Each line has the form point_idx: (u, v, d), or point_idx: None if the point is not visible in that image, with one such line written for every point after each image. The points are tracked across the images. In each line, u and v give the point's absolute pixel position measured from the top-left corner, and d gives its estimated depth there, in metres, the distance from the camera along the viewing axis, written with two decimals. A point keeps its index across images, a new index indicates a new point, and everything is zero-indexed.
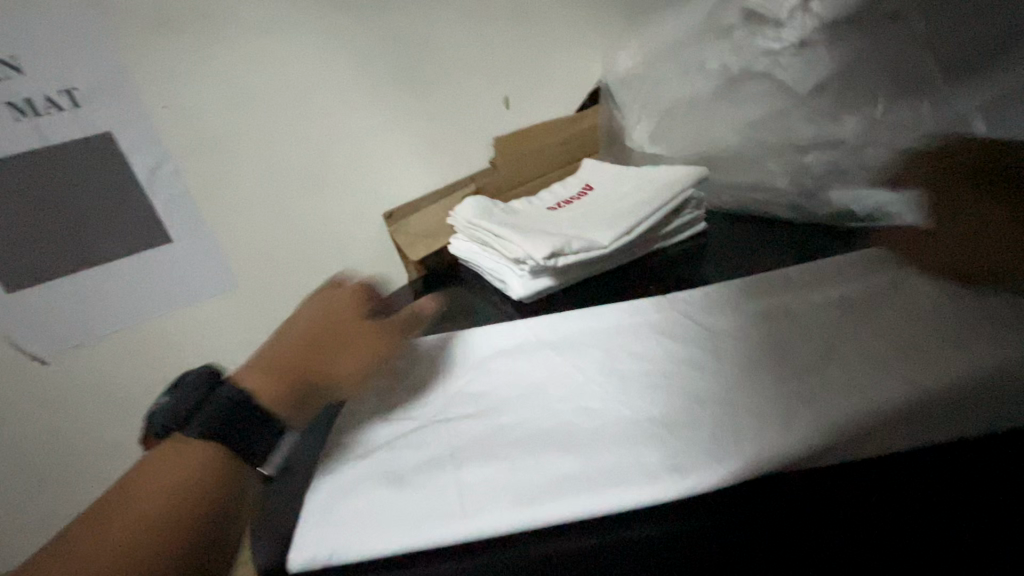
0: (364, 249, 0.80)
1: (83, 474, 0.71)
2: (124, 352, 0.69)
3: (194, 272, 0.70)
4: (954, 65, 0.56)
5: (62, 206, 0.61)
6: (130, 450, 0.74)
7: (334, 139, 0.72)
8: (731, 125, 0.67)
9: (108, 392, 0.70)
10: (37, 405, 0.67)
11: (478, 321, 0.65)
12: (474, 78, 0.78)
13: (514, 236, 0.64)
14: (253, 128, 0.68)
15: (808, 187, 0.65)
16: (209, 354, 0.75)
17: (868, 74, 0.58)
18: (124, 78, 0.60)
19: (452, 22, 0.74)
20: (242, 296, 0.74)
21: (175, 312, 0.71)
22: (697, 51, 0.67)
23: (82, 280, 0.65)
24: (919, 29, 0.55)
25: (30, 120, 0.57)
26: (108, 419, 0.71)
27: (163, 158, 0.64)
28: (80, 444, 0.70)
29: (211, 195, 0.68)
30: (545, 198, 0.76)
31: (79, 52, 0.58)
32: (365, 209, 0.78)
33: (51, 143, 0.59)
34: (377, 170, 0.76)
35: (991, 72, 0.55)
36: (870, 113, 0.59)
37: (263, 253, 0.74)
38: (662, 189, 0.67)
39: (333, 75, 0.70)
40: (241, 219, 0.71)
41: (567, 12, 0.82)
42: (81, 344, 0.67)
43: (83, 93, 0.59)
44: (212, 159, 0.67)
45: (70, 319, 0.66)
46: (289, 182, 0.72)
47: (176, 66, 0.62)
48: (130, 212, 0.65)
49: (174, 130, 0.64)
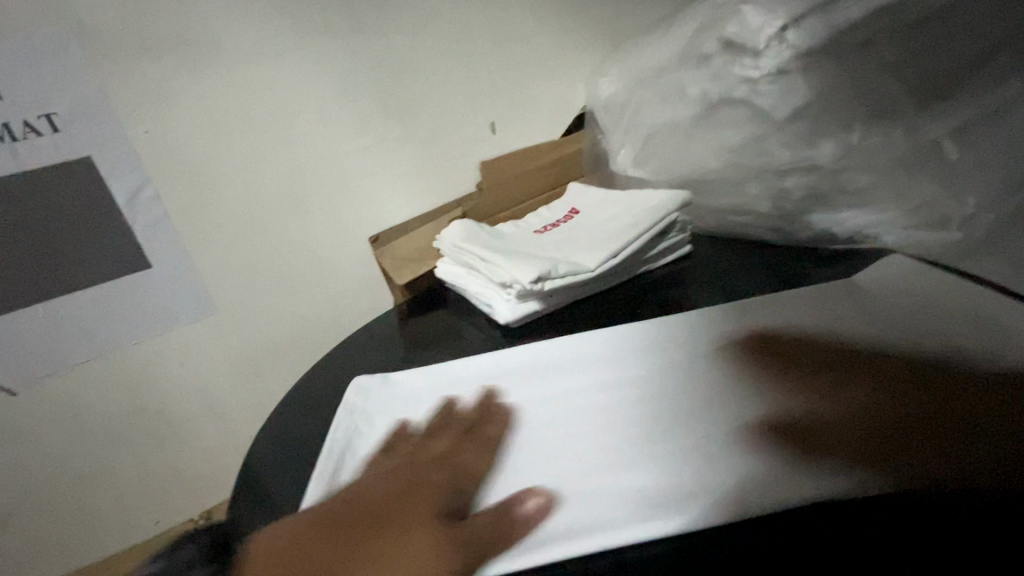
0: (349, 273, 0.79)
1: (54, 506, 0.69)
2: (100, 379, 0.68)
3: (174, 298, 0.69)
4: (923, 92, 0.59)
5: (38, 232, 0.60)
6: (104, 481, 0.72)
7: (319, 162, 0.72)
8: (712, 150, 0.68)
9: (81, 421, 0.68)
10: (7, 436, 0.65)
11: (464, 345, 0.64)
12: (459, 104, 0.79)
13: (500, 260, 0.64)
14: (236, 153, 0.67)
15: (790, 210, 0.66)
16: (187, 382, 0.73)
17: (843, 99, 0.60)
18: (104, 103, 0.60)
19: (436, 48, 0.75)
20: (224, 323, 0.73)
21: (153, 339, 0.69)
22: (677, 78, 0.69)
23: (57, 306, 0.63)
24: (889, 58, 0.58)
25: (7, 145, 0.57)
26: (81, 449, 0.69)
27: (143, 183, 0.64)
28: (51, 475, 0.68)
29: (191, 219, 0.67)
30: (532, 221, 0.76)
31: (58, 78, 0.57)
32: (350, 233, 0.77)
33: (27, 168, 0.58)
34: (363, 194, 0.76)
35: (953, 101, 0.60)
36: (847, 138, 0.61)
37: (245, 278, 0.72)
38: (647, 213, 0.68)
39: (318, 100, 0.70)
40: (223, 243, 0.70)
41: (551, 40, 0.84)
42: (55, 371, 0.65)
43: (62, 118, 0.58)
44: (192, 184, 0.66)
45: (44, 347, 0.64)
46: (273, 207, 0.71)
47: (158, 91, 0.62)
48: (109, 237, 0.64)
49: (155, 155, 0.63)
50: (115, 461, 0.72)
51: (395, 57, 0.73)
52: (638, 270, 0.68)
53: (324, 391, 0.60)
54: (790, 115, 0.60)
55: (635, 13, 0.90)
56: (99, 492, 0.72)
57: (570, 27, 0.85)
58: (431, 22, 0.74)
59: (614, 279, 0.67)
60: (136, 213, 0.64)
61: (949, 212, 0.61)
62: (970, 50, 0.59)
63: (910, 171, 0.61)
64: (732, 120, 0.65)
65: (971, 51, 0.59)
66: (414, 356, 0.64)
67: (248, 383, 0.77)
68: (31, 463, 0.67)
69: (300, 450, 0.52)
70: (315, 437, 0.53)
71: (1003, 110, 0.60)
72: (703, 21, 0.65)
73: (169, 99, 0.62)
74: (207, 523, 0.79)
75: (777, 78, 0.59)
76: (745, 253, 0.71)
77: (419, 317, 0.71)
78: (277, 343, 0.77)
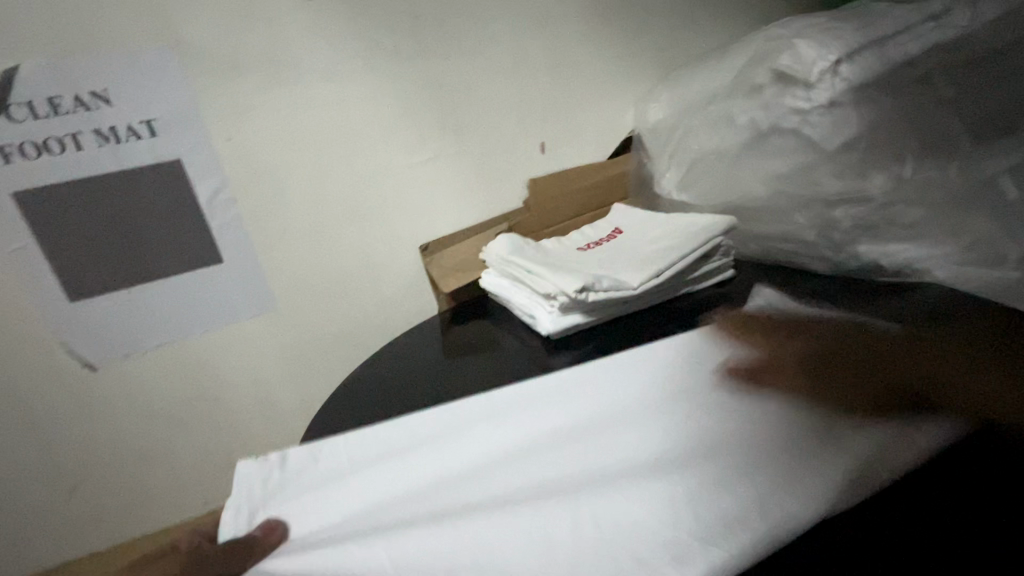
0: (398, 279, 0.83)
1: (119, 477, 0.77)
2: (165, 363, 0.74)
3: (239, 292, 0.74)
4: (964, 135, 0.63)
5: (128, 225, 0.67)
6: (161, 459, 0.78)
7: (379, 173, 0.77)
8: (759, 177, 0.69)
9: (145, 401, 0.74)
10: (86, 407, 0.72)
11: (506, 353, 0.67)
12: (512, 125, 0.83)
13: (545, 272, 0.66)
14: (303, 161, 0.73)
15: (836, 240, 0.66)
16: (243, 371, 0.78)
17: (890, 135, 0.62)
18: (196, 111, 0.66)
19: (495, 72, 0.79)
20: (283, 318, 0.78)
21: (217, 329, 0.75)
22: (726, 107, 0.70)
23: (137, 293, 0.69)
24: (931, 97, 0.62)
25: (112, 146, 0.64)
26: (144, 427, 0.75)
27: (223, 185, 0.70)
28: (117, 448, 0.75)
29: (259, 222, 0.73)
30: (575, 237, 0.79)
31: (159, 89, 0.64)
32: (401, 239, 0.81)
33: (126, 166, 0.65)
34: (416, 204, 0.80)
35: (998, 145, 0.63)
36: (897, 171, 0.62)
37: (303, 279, 0.77)
38: (691, 236, 0.69)
39: (383, 116, 0.75)
40: (287, 246, 0.75)
41: (604, 66, 0.87)
42: (128, 354, 0.71)
43: (161, 124, 0.65)
44: (264, 188, 0.72)
45: (120, 331, 0.70)
46: (335, 211, 0.76)
47: (244, 103, 0.68)
48: (189, 233, 0.70)
49: (234, 160, 0.69)
50: (173, 442, 0.78)
51: (455, 79, 0.77)
52: (680, 290, 0.69)
53: (370, 389, 0.63)
54: (841, 147, 0.61)
55: (689, 43, 0.92)
56: (157, 469, 0.78)
57: (624, 53, 0.87)
58: (491, 47, 0.78)
59: (654, 298, 0.68)
60: (214, 212, 0.70)
61: (1005, 251, 0.60)
62: (1007, 95, 0.64)
63: (959, 207, 0.63)
64: (782, 149, 0.66)
65: (1007, 97, 0.64)
66: (456, 361, 0.67)
67: (297, 378, 0.82)
68: (102, 434, 0.74)
69: None
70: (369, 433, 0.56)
71: None
72: (756, 52, 0.67)
73: (250, 111, 0.68)
74: None
75: (828, 110, 0.61)
76: (789, 280, 0.69)
77: (463, 327, 0.74)
78: (327, 341, 0.82)
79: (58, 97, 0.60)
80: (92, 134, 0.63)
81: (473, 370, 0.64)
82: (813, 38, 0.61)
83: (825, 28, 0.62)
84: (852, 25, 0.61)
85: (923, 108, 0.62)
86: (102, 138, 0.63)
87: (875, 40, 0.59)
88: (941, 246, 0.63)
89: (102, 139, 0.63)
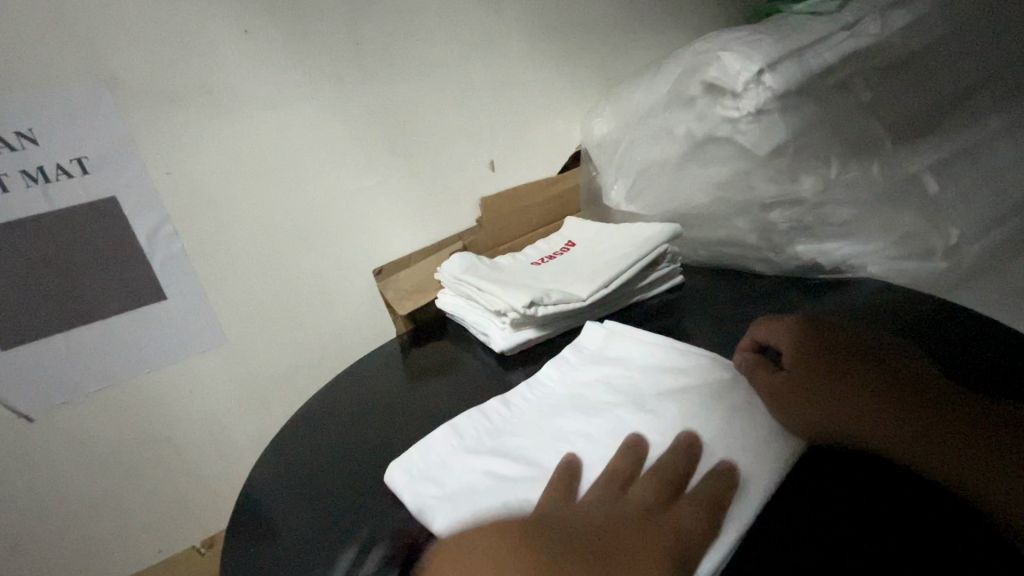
0: (353, 304, 0.82)
1: (65, 531, 0.73)
2: (109, 408, 0.71)
3: (185, 328, 0.72)
4: (885, 136, 0.67)
5: (61, 266, 0.64)
6: (108, 507, 0.74)
7: (327, 198, 0.76)
8: (698, 184, 0.71)
9: (88, 448, 0.71)
10: (23, 460, 0.68)
11: (461, 375, 0.66)
12: (460, 144, 0.83)
13: (495, 288, 0.67)
14: (247, 189, 0.71)
15: (776, 242, 0.68)
16: (196, 408, 0.76)
17: (817, 138, 0.65)
18: (131, 145, 0.65)
19: (442, 93, 0.80)
20: (234, 351, 0.76)
21: (163, 368, 0.72)
22: (663, 119, 0.72)
23: (74, 337, 0.67)
24: (853, 102, 0.65)
25: (41, 186, 0.62)
26: (88, 475, 0.72)
27: (162, 220, 0.68)
28: (58, 500, 0.71)
29: (202, 256, 0.71)
30: (528, 252, 0.79)
31: (89, 126, 0.62)
32: (355, 264, 0.81)
33: (57, 207, 0.63)
34: (367, 227, 0.80)
35: (914, 146, 0.68)
36: (826, 173, 0.65)
37: (255, 311, 0.76)
38: (639, 244, 0.70)
39: (327, 140, 0.74)
40: (235, 278, 0.73)
41: (548, 83, 0.88)
42: (67, 402, 0.68)
43: (93, 161, 0.63)
44: (208, 221, 0.70)
45: (58, 378, 0.67)
46: (282, 239, 0.75)
47: (181, 136, 0.67)
48: (127, 271, 0.67)
49: (173, 193, 0.68)
50: (124, 487, 0.74)
51: (401, 102, 0.77)
52: (631, 298, 0.70)
53: (322, 421, 0.62)
54: (772, 152, 0.64)
55: (629, 59, 0.95)
56: (107, 517, 0.74)
57: (566, 71, 0.89)
58: (436, 68, 0.79)
59: (605, 309, 0.69)
60: (154, 248, 0.68)
61: (933, 243, 0.64)
62: (919, 99, 0.68)
63: (886, 204, 0.66)
64: (718, 157, 0.68)
65: (920, 100, 0.68)
66: (410, 386, 0.66)
67: (253, 414, 0.80)
68: (43, 487, 0.70)
69: (302, 487, 0.53)
70: (320, 473, 0.54)
71: (957, 155, 0.68)
72: (687, 65, 0.70)
73: (187, 143, 0.67)
74: (210, 549, 0.81)
75: (756, 117, 0.63)
76: (736, 284, 0.71)
77: (418, 351, 0.73)
78: (282, 373, 0.80)
79: None
80: (18, 174, 0.60)
81: (427, 395, 0.63)
82: (739, 50, 0.64)
83: (749, 41, 0.65)
84: (773, 37, 0.65)
85: (845, 111, 0.65)
86: (30, 178, 0.61)
87: (795, 50, 0.63)
88: (874, 241, 0.66)
89: (29, 179, 0.61)
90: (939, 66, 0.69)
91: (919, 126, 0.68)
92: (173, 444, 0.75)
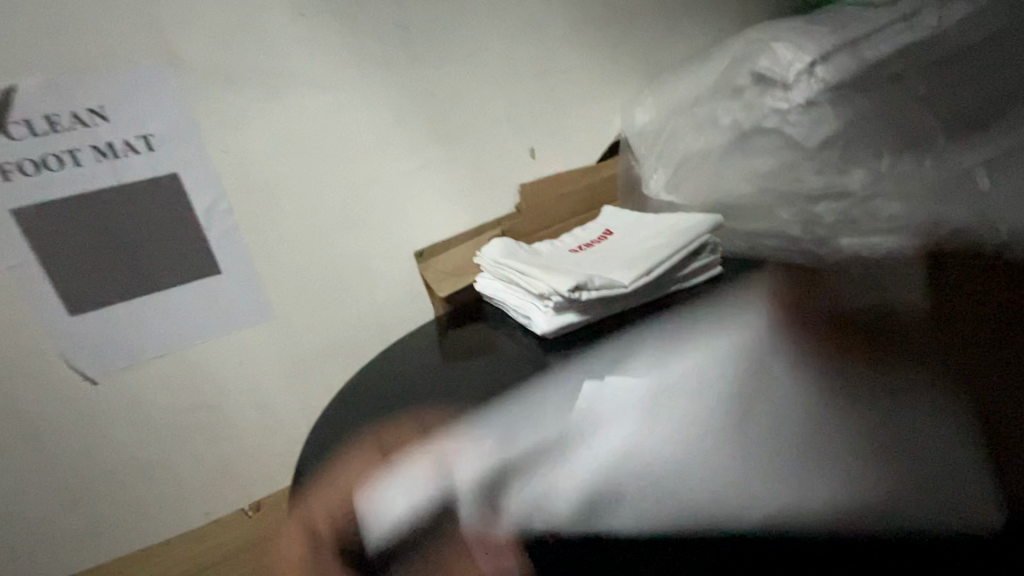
0: (393, 285, 0.84)
1: (121, 489, 0.77)
2: (164, 375, 0.74)
3: (238, 302, 0.75)
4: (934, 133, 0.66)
5: (126, 238, 0.67)
6: (160, 469, 0.78)
7: (374, 180, 0.78)
8: (742, 177, 0.71)
9: (144, 412, 0.75)
10: (85, 420, 0.72)
11: (502, 356, 0.68)
12: (501, 130, 0.84)
13: (538, 273, 0.68)
14: (300, 169, 0.74)
15: (820, 235, 0.67)
16: (243, 378, 0.79)
17: (863, 132, 0.66)
18: (193, 124, 0.67)
19: (484, 80, 0.81)
20: (281, 325, 0.79)
21: (215, 339, 0.76)
22: (708, 110, 0.73)
23: (135, 305, 0.70)
24: (903, 98, 0.67)
25: (110, 161, 0.65)
26: (143, 438, 0.76)
27: (220, 198, 0.71)
28: (115, 460, 0.75)
29: (256, 233, 0.74)
30: (568, 240, 0.80)
31: (156, 104, 0.65)
32: (397, 247, 0.83)
33: (124, 181, 0.66)
34: (410, 210, 0.82)
35: (966, 143, 0.67)
36: (874, 167, 0.66)
37: (302, 287, 0.79)
38: (680, 234, 0.70)
39: (376, 123, 0.76)
40: (285, 255, 0.76)
41: (590, 73, 0.89)
42: (126, 368, 0.72)
43: (158, 138, 0.66)
44: (262, 199, 0.73)
45: (119, 344, 0.71)
46: (330, 219, 0.77)
47: (240, 116, 0.69)
48: (186, 245, 0.70)
49: (229, 171, 0.70)
50: (176, 451, 0.78)
51: (447, 88, 0.79)
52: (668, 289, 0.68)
53: (368, 395, 0.64)
54: (819, 144, 0.66)
55: (672, 49, 0.95)
56: (159, 478, 0.79)
57: (609, 61, 0.90)
58: (482, 54, 0.80)
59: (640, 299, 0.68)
60: (211, 223, 0.71)
61: None
62: (971, 95, 0.68)
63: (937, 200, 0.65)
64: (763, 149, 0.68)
65: (972, 97, 0.68)
66: (452, 365, 0.68)
67: (296, 388, 0.83)
68: (103, 446, 0.74)
69: (352, 455, 0.55)
70: (369, 443, 0.56)
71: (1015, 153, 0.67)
72: (734, 56, 0.70)
73: (245, 123, 0.70)
74: (254, 514, 0.85)
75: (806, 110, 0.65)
76: None
77: (459, 332, 0.75)
78: (325, 349, 0.83)
79: (56, 114, 0.62)
80: (90, 149, 0.64)
81: (470, 374, 0.65)
82: (788, 42, 0.64)
83: (799, 33, 0.65)
84: (823, 30, 0.65)
85: (893, 103, 0.67)
86: (101, 153, 0.64)
87: (846, 43, 0.63)
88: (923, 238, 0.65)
89: (100, 155, 0.64)
90: (995, 62, 0.68)
91: (971, 123, 0.68)
92: (221, 411, 0.79)
